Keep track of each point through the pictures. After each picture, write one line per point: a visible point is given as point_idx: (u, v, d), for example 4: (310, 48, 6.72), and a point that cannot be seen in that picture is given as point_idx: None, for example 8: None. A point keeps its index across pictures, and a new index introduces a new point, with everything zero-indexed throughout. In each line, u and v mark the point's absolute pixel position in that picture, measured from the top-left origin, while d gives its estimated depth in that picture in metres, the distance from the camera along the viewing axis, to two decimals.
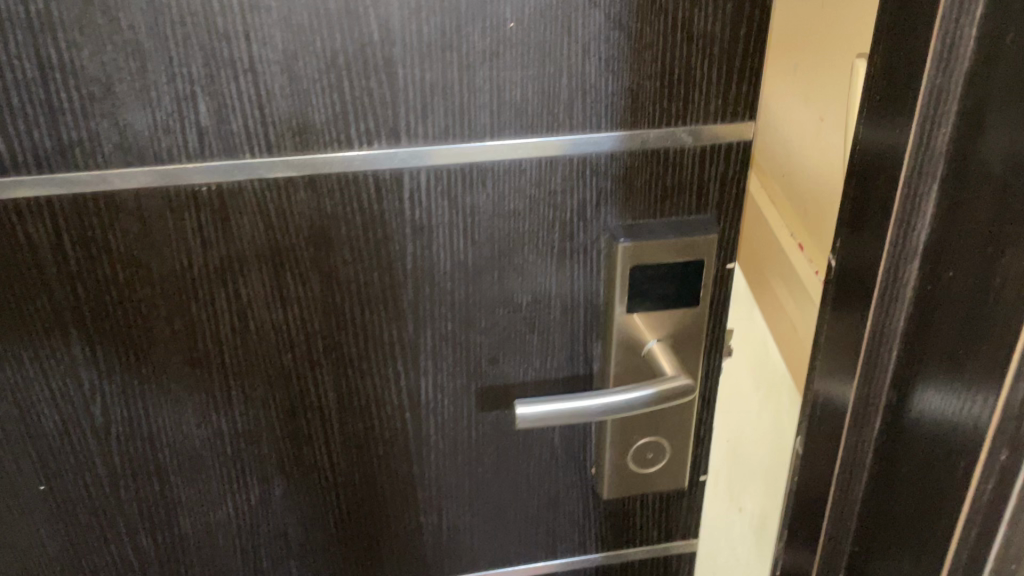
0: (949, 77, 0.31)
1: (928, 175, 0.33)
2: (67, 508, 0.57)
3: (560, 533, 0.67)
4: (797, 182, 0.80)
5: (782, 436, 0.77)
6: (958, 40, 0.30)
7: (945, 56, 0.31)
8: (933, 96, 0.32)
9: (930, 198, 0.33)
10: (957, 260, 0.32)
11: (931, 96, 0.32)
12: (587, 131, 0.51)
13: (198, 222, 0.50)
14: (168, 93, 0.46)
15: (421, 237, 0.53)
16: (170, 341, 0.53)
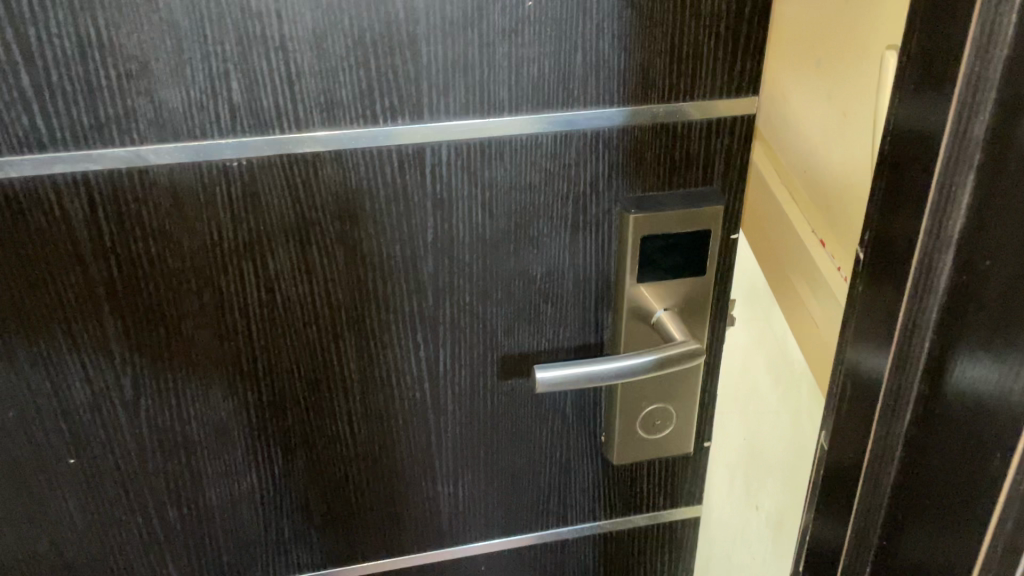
0: (988, 65, 0.27)
1: (965, 165, 0.29)
2: (96, 481, 0.59)
3: (571, 500, 0.70)
4: (807, 173, 0.74)
5: (802, 436, 0.66)
6: (996, 29, 0.26)
7: (984, 41, 0.27)
8: (971, 83, 0.28)
9: (966, 192, 0.29)
10: (995, 259, 0.28)
11: (969, 83, 0.28)
12: (600, 106, 0.54)
13: (228, 197, 0.51)
14: (202, 70, 0.47)
15: (441, 210, 0.55)
16: (199, 314, 0.55)
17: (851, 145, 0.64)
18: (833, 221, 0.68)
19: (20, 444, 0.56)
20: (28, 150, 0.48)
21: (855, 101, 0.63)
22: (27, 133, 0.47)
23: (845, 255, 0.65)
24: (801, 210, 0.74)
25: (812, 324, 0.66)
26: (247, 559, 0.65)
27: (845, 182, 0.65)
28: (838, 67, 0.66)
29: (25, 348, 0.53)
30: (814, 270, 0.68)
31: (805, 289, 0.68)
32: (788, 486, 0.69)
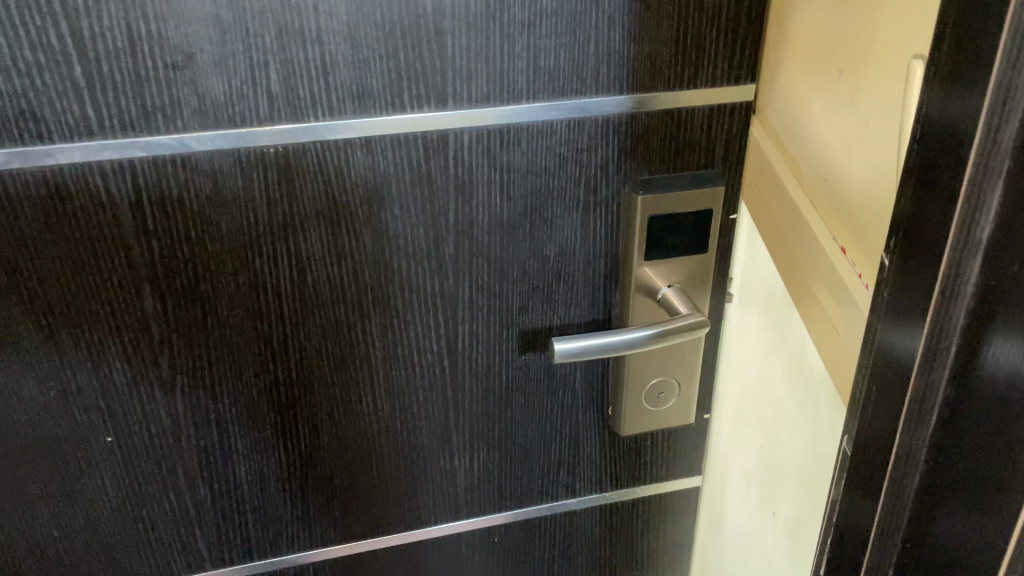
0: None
1: (992, 177, 0.22)
2: (131, 458, 0.61)
3: (579, 472, 0.73)
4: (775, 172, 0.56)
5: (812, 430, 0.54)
6: None
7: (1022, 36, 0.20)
8: (1002, 92, 0.21)
9: (992, 213, 0.22)
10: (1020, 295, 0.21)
11: (999, 90, 0.21)
12: (611, 94, 0.57)
13: (265, 181, 0.54)
14: (243, 62, 0.50)
15: (462, 193, 0.59)
16: (234, 296, 0.57)
17: (878, 150, 0.41)
18: (848, 219, 0.46)
19: (59, 424, 0.58)
20: (78, 138, 0.50)
21: (871, 95, 0.41)
22: (78, 122, 0.50)
23: (869, 264, 0.43)
24: (811, 207, 0.50)
25: (836, 340, 0.46)
26: (273, 533, 0.68)
27: (873, 193, 0.42)
28: (824, 59, 0.47)
29: (68, 329, 0.55)
30: (835, 282, 0.46)
31: (830, 308, 0.47)
32: (806, 501, 0.56)
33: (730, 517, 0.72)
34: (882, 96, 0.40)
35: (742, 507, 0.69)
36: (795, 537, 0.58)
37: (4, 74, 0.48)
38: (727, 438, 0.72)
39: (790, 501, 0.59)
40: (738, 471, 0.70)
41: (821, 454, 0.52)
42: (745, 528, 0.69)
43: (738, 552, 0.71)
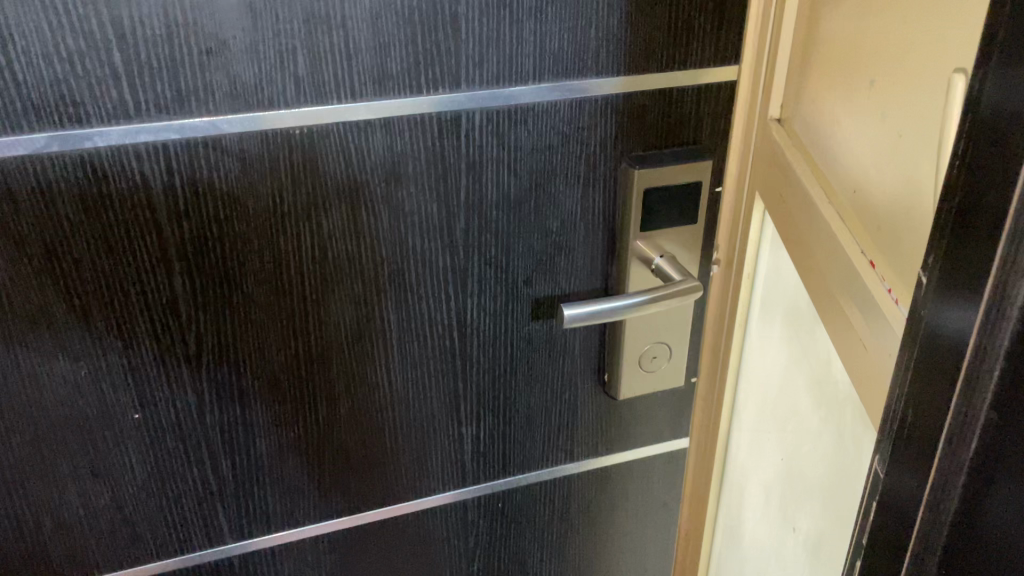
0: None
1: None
2: (157, 434, 0.63)
3: (577, 437, 0.77)
4: (789, 193, 0.58)
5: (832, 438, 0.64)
6: None
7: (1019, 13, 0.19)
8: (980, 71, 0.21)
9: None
10: None
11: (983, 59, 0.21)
12: (610, 75, 0.61)
13: (290, 162, 0.57)
14: (272, 47, 0.53)
15: (473, 171, 0.62)
16: (259, 273, 0.60)
17: (911, 167, 0.41)
18: (881, 234, 0.45)
19: (89, 402, 0.60)
20: (115, 121, 0.52)
21: (910, 106, 0.41)
22: (114, 106, 0.52)
23: (903, 280, 0.42)
24: (839, 216, 0.50)
25: (861, 348, 0.46)
26: (290, 506, 0.71)
27: (912, 207, 0.41)
28: (856, 69, 0.48)
29: (101, 308, 0.58)
30: (866, 298, 0.45)
31: (860, 322, 0.46)
32: (850, 509, 0.61)
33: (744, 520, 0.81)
34: (925, 110, 0.40)
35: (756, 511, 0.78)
36: (830, 543, 0.64)
37: (46, 61, 0.49)
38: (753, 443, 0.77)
39: (827, 511, 0.64)
40: (763, 476, 0.76)
41: (843, 458, 0.61)
42: (774, 532, 0.75)
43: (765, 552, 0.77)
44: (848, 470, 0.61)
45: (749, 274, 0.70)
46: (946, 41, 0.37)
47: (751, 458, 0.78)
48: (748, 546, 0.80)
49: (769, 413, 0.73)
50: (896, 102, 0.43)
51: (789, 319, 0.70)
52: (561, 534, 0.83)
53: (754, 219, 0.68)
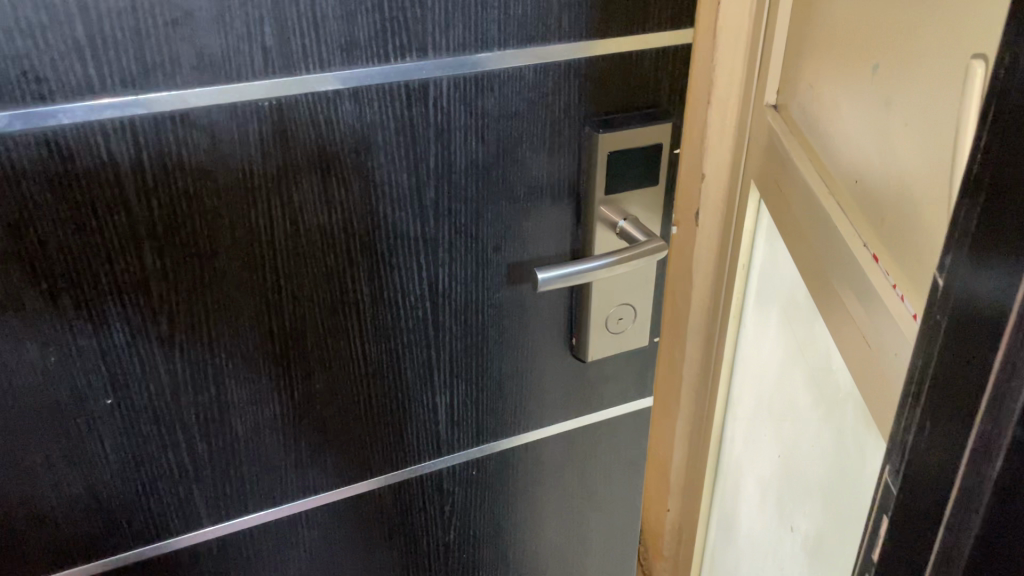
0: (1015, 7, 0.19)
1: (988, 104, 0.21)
2: (132, 418, 0.63)
3: (548, 402, 0.78)
4: (784, 186, 0.57)
5: (838, 449, 0.51)
6: None
7: None
8: None
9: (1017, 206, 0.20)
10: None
11: None
12: (573, 40, 0.62)
13: (260, 134, 0.56)
14: (239, 17, 0.52)
15: (441, 139, 0.62)
16: (231, 249, 0.59)
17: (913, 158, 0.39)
18: (877, 218, 0.44)
19: (61, 389, 0.60)
20: (80, 98, 0.51)
21: (905, 89, 0.40)
22: (79, 81, 0.50)
23: (899, 269, 0.41)
24: (836, 203, 0.49)
25: (863, 345, 0.45)
26: (268, 484, 0.71)
27: (908, 195, 0.40)
28: (860, 47, 0.45)
29: (70, 291, 0.56)
30: (864, 284, 0.44)
31: (858, 313, 0.45)
32: (838, 531, 0.51)
33: (746, 527, 0.72)
34: (920, 92, 0.38)
35: (756, 518, 0.69)
36: (812, 555, 0.56)
37: (6, 36, 0.48)
38: (742, 441, 0.73)
39: (808, 524, 0.56)
40: (758, 476, 0.68)
41: (844, 472, 0.49)
42: (762, 532, 0.68)
43: (756, 550, 0.71)
44: (850, 485, 0.49)
45: (743, 265, 0.68)
46: (954, 27, 0.34)
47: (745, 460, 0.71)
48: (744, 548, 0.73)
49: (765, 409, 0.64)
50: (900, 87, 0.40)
51: (795, 299, 0.57)
52: (533, 500, 0.85)
53: (747, 210, 0.65)
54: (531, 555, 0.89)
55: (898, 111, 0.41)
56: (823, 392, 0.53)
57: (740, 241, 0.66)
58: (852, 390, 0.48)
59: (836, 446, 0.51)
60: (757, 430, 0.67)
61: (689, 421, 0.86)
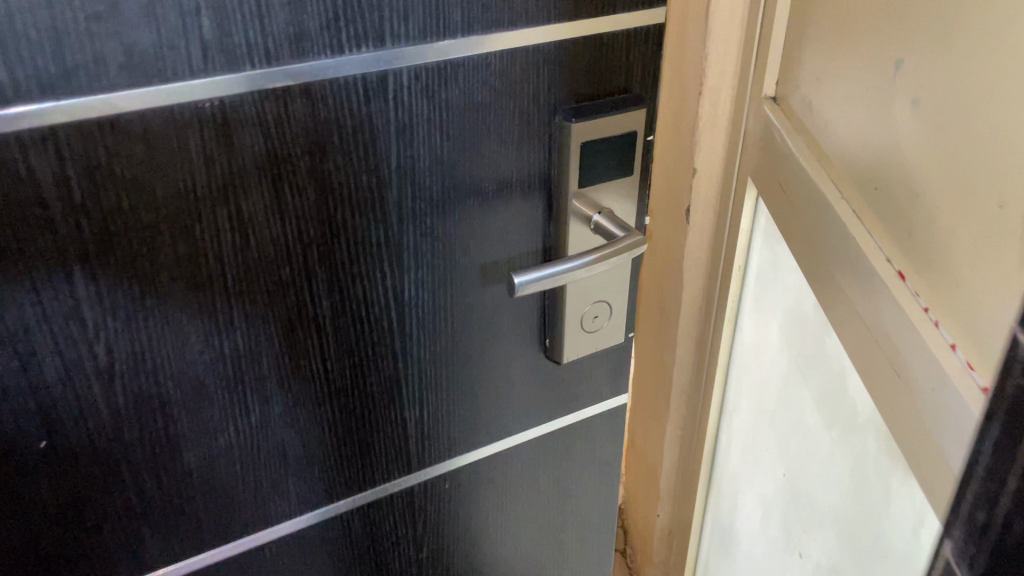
0: None
1: None
2: (71, 460, 0.56)
3: (522, 409, 0.74)
4: (799, 199, 0.54)
5: (855, 473, 0.50)
6: None
7: None
8: None
9: None
10: None
11: None
12: (541, 22, 0.57)
13: (201, 138, 0.50)
14: (173, 8, 0.46)
15: (403, 136, 0.57)
16: (174, 268, 0.53)
17: (950, 180, 0.39)
18: (927, 256, 0.41)
19: None
20: None
21: (956, 125, 0.38)
22: None
23: (955, 324, 0.39)
24: (878, 234, 0.46)
25: (886, 354, 0.45)
26: (225, 517, 0.65)
27: (944, 214, 0.40)
28: (881, 53, 0.44)
29: None
30: (893, 306, 0.44)
31: (876, 325, 0.45)
32: (859, 558, 0.51)
33: (749, 529, 0.71)
34: (980, 138, 0.36)
35: (762, 523, 0.68)
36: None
37: None
38: (739, 442, 0.73)
39: (823, 545, 0.56)
40: (765, 482, 0.67)
41: (864, 499, 0.49)
42: (770, 538, 0.67)
43: (762, 555, 0.69)
44: (871, 512, 0.48)
45: (740, 267, 0.67)
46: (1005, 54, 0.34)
47: (747, 463, 0.71)
48: (746, 549, 0.73)
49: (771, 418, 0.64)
50: (932, 103, 0.40)
51: (801, 312, 0.58)
52: (509, 510, 0.81)
53: (744, 211, 0.64)
54: (507, 566, 0.85)
55: (929, 126, 0.40)
56: (837, 415, 0.53)
57: (737, 242, 0.66)
58: (871, 416, 0.48)
59: (854, 470, 0.50)
60: (763, 436, 0.66)
61: (681, 422, 0.84)
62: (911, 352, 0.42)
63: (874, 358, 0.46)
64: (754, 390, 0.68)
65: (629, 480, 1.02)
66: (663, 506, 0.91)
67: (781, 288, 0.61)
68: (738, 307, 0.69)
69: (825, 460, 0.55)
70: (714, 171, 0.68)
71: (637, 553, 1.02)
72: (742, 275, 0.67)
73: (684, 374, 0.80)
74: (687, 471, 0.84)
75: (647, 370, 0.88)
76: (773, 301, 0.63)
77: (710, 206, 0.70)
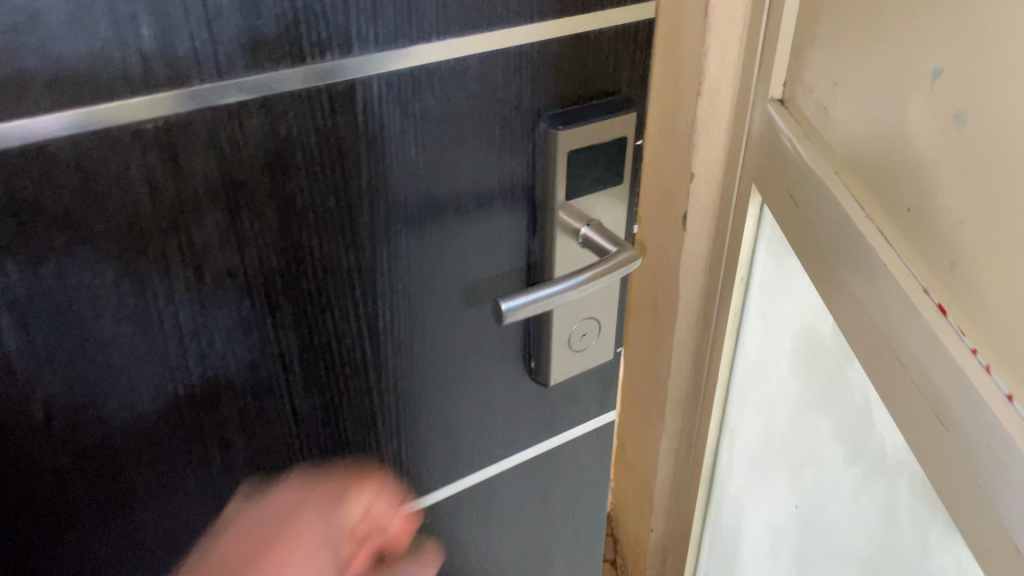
0: None
1: None
2: (9, 520, 0.51)
3: (508, 435, 0.69)
4: (826, 224, 0.50)
5: (901, 516, 0.48)
6: None
7: None
8: None
9: None
10: None
11: None
12: (523, 21, 0.51)
13: (144, 164, 0.44)
14: (105, 16, 0.39)
15: (374, 151, 0.51)
16: (118, 310, 0.47)
17: (1002, 210, 0.35)
18: (981, 300, 0.37)
19: None
20: None
21: (1009, 150, 0.35)
22: None
23: (1013, 374, 0.35)
24: (923, 273, 0.42)
25: (925, 391, 0.41)
26: None
27: (995, 247, 0.36)
28: (925, 61, 0.41)
29: None
30: (931, 343, 0.40)
31: (914, 362, 0.42)
32: None
33: (757, 548, 0.69)
34: None
35: (776, 545, 0.65)
36: None
37: None
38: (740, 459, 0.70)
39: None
40: (776, 504, 0.64)
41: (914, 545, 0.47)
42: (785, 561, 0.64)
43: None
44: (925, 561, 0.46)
45: (741, 279, 0.63)
46: None
47: (754, 482, 0.67)
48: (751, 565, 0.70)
49: (784, 441, 0.61)
50: (984, 122, 0.37)
51: (816, 335, 0.54)
52: (496, 539, 0.76)
53: (746, 222, 0.61)
54: None
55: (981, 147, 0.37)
56: (863, 450, 0.50)
57: (739, 253, 0.62)
58: (906, 458, 0.45)
59: (898, 512, 0.48)
60: (772, 457, 0.63)
61: (676, 437, 0.80)
62: (962, 407, 0.38)
63: (917, 400, 0.42)
64: (757, 406, 0.65)
65: (620, 491, 0.98)
66: (657, 522, 0.87)
67: (794, 307, 0.57)
68: (740, 320, 0.65)
69: (855, 496, 0.52)
70: (711, 176, 0.64)
71: (629, 566, 0.99)
72: (745, 287, 0.64)
73: (677, 387, 0.76)
74: (684, 488, 0.80)
75: (637, 381, 0.83)
76: (782, 319, 0.59)
77: (707, 213, 0.66)
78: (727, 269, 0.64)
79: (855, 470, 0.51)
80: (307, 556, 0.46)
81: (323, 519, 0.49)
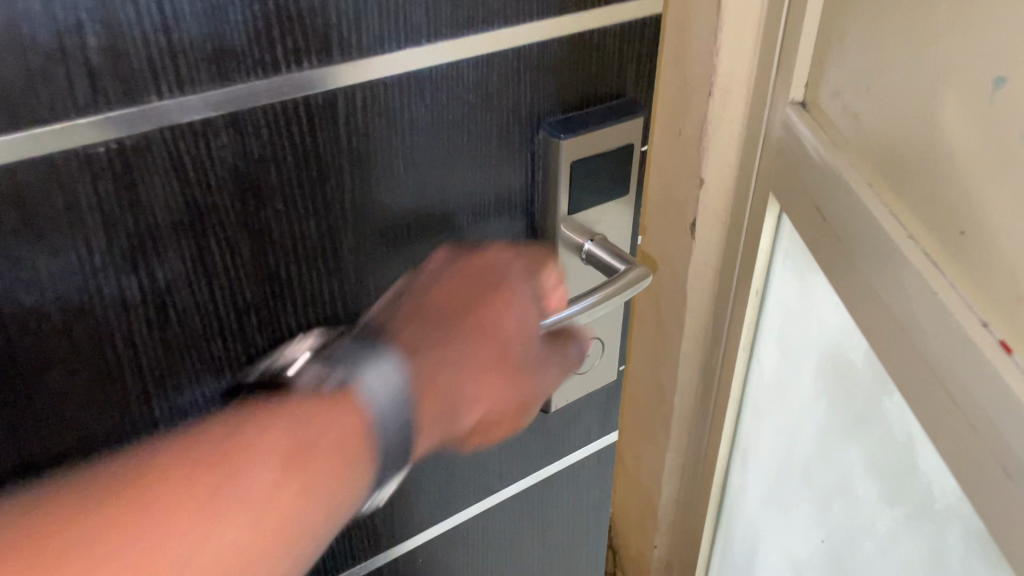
0: None
1: None
2: None
3: (508, 464, 0.64)
4: (858, 242, 0.46)
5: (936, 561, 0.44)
6: None
7: None
8: None
9: None
10: None
11: None
12: (522, 20, 0.46)
13: (95, 194, 0.38)
14: (43, 26, 0.34)
15: (358, 168, 0.45)
16: (71, 358, 0.41)
17: None
18: None
19: None
20: None
21: None
22: None
23: None
24: (984, 305, 0.38)
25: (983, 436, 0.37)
26: None
27: None
28: (983, 66, 0.36)
29: None
30: (989, 383, 0.35)
31: (968, 403, 0.37)
32: None
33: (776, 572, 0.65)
34: None
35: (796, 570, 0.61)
36: None
37: None
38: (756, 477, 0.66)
39: None
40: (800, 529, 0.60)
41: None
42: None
43: None
44: None
45: (757, 291, 0.59)
46: None
47: (772, 503, 0.63)
48: None
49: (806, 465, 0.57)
50: None
51: (845, 359, 0.50)
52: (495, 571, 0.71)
53: (764, 231, 0.56)
54: None
55: None
56: (901, 490, 0.46)
57: (755, 265, 0.57)
58: (956, 506, 0.41)
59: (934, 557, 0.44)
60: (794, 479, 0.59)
61: (682, 456, 0.75)
62: None
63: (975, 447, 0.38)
64: (776, 424, 0.61)
65: (619, 506, 0.94)
66: (660, 539, 0.83)
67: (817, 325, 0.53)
68: (755, 335, 0.61)
69: (885, 534, 0.48)
70: (722, 183, 0.59)
71: None
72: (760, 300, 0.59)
73: (683, 404, 0.71)
74: (692, 508, 0.76)
75: (635, 395, 0.79)
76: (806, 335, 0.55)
77: (718, 223, 0.61)
78: (740, 281, 0.60)
79: (889, 506, 0.47)
80: (491, 318, 0.50)
81: (473, 292, 0.50)
